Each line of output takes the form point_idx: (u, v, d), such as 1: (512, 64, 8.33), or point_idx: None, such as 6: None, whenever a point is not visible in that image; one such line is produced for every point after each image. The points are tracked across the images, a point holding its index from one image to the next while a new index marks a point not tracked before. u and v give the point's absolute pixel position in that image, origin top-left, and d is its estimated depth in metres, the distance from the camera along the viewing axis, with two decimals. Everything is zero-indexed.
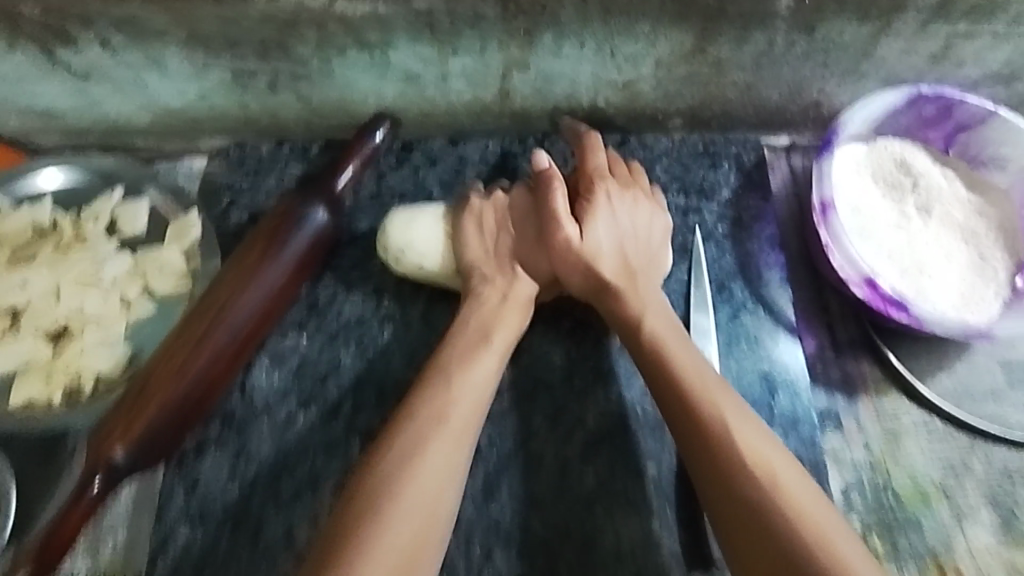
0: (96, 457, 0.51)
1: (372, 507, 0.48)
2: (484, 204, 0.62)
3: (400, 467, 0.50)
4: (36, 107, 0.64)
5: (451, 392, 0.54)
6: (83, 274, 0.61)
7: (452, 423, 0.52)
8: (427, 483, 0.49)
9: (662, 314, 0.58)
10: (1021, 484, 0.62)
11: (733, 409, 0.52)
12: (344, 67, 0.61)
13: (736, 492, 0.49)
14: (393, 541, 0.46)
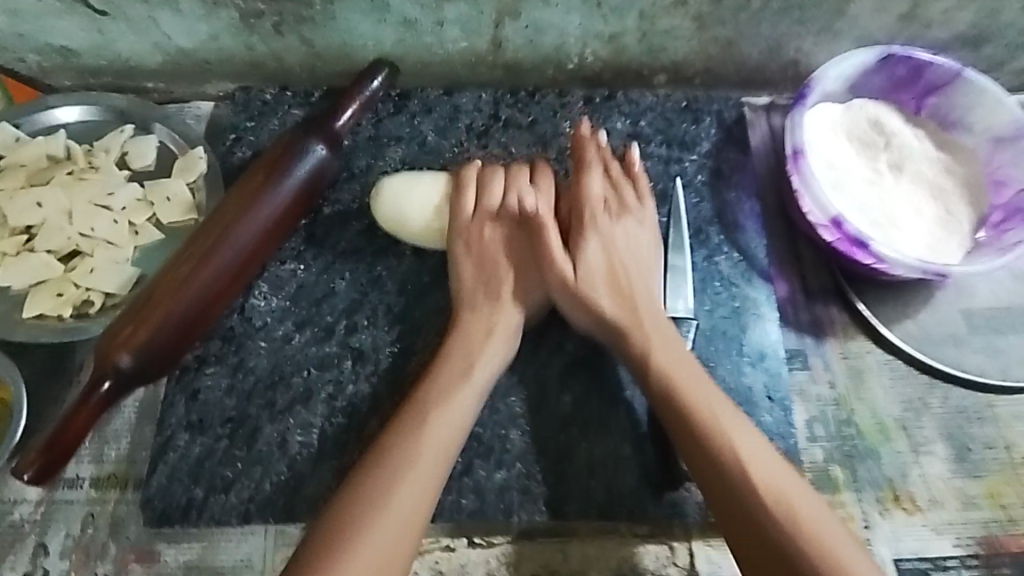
0: (104, 360, 0.55)
1: (378, 477, 0.52)
2: (478, 229, 0.63)
3: (404, 447, 0.54)
4: (53, 44, 0.68)
5: (439, 397, 0.56)
6: (95, 200, 0.65)
7: (455, 404, 0.56)
8: (407, 500, 0.52)
9: (659, 328, 0.59)
10: (975, 420, 0.67)
11: (728, 417, 0.55)
12: (347, 10, 0.65)
13: (727, 489, 0.52)
14: (399, 509, 0.51)
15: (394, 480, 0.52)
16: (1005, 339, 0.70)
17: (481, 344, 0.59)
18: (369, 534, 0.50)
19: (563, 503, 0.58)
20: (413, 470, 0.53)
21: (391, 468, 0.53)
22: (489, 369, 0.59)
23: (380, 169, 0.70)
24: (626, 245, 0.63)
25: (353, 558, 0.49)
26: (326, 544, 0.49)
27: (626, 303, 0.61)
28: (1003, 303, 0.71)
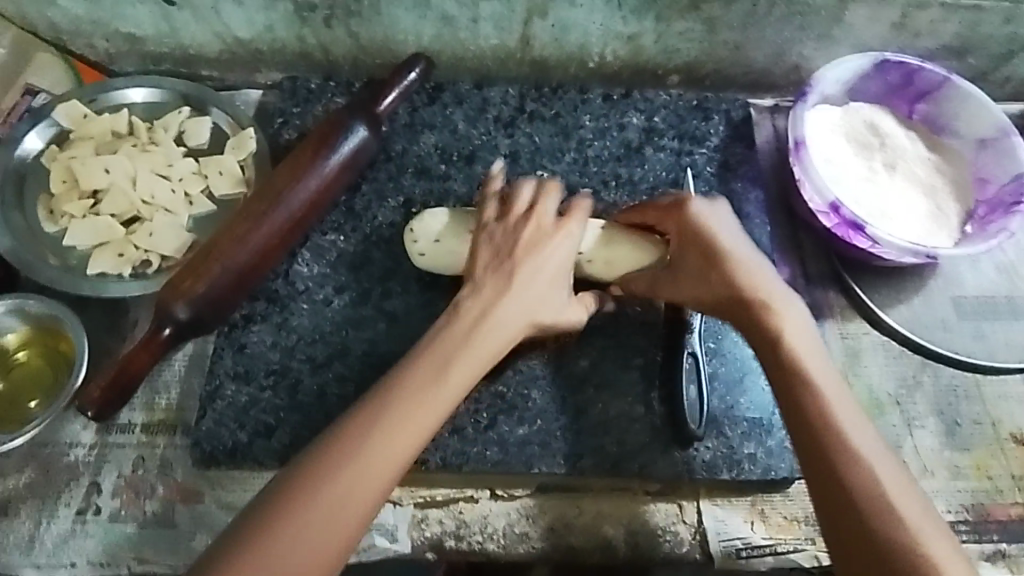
0: (163, 308, 0.61)
1: (385, 409, 0.52)
2: (499, 228, 0.62)
3: (422, 378, 0.54)
4: (122, 31, 0.74)
5: (419, 381, 0.54)
6: (156, 170, 0.71)
7: (430, 394, 0.53)
8: (357, 488, 0.50)
9: (770, 289, 0.59)
10: (963, 398, 0.72)
11: (826, 378, 0.56)
12: (392, 5, 0.71)
13: (810, 437, 0.54)
14: (397, 445, 0.51)
15: (398, 417, 0.52)
16: (991, 325, 0.75)
17: (492, 313, 0.57)
18: (358, 464, 0.50)
19: (580, 457, 0.63)
20: (427, 409, 0.53)
21: (400, 402, 0.53)
22: (474, 367, 0.56)
23: (415, 152, 0.76)
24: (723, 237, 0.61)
25: (340, 483, 0.50)
26: (316, 465, 0.50)
27: (734, 293, 0.59)
28: (989, 293, 0.77)
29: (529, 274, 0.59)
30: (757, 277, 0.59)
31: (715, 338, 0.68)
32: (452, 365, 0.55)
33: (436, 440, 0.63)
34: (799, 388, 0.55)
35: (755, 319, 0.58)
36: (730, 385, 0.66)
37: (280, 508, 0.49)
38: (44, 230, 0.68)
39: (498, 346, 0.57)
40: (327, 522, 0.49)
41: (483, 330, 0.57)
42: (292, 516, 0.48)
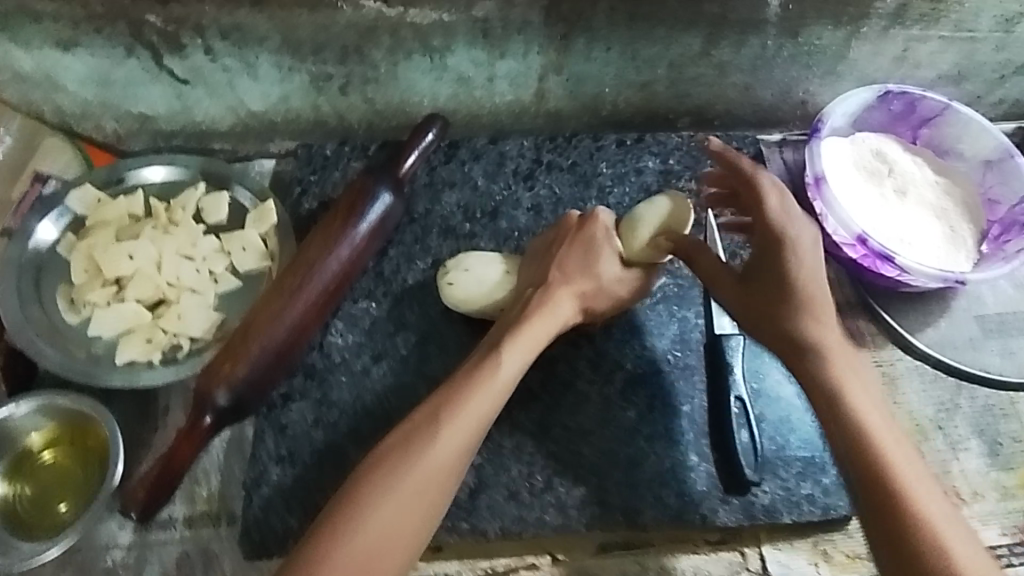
0: (202, 395, 0.59)
1: (431, 418, 0.53)
2: (545, 238, 0.66)
3: (475, 371, 0.56)
4: (134, 111, 0.74)
5: (460, 395, 0.54)
6: (181, 250, 0.70)
7: (470, 404, 0.54)
8: (400, 504, 0.50)
9: (828, 326, 0.56)
10: (1001, 417, 0.72)
11: (882, 419, 0.53)
12: (408, 69, 0.71)
13: (862, 472, 0.50)
14: (449, 448, 0.52)
15: (452, 425, 0.53)
16: (1016, 341, 0.76)
17: (549, 300, 0.60)
18: (411, 475, 0.51)
19: (640, 512, 0.62)
20: (480, 394, 0.55)
21: (454, 405, 0.54)
22: (514, 368, 0.56)
23: (438, 212, 0.76)
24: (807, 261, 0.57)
25: (383, 506, 0.50)
26: (368, 479, 0.51)
27: (795, 318, 0.56)
28: (1010, 308, 0.78)
29: (581, 264, 0.62)
30: (821, 316, 0.56)
31: (757, 379, 0.68)
32: (501, 360, 0.56)
33: (492, 507, 0.61)
34: (855, 424, 0.52)
35: (812, 360, 0.55)
36: (779, 424, 0.66)
37: (330, 530, 0.49)
38: (67, 321, 0.66)
39: (550, 332, 0.59)
40: (381, 537, 0.49)
41: (537, 315, 0.59)
42: (340, 537, 0.49)
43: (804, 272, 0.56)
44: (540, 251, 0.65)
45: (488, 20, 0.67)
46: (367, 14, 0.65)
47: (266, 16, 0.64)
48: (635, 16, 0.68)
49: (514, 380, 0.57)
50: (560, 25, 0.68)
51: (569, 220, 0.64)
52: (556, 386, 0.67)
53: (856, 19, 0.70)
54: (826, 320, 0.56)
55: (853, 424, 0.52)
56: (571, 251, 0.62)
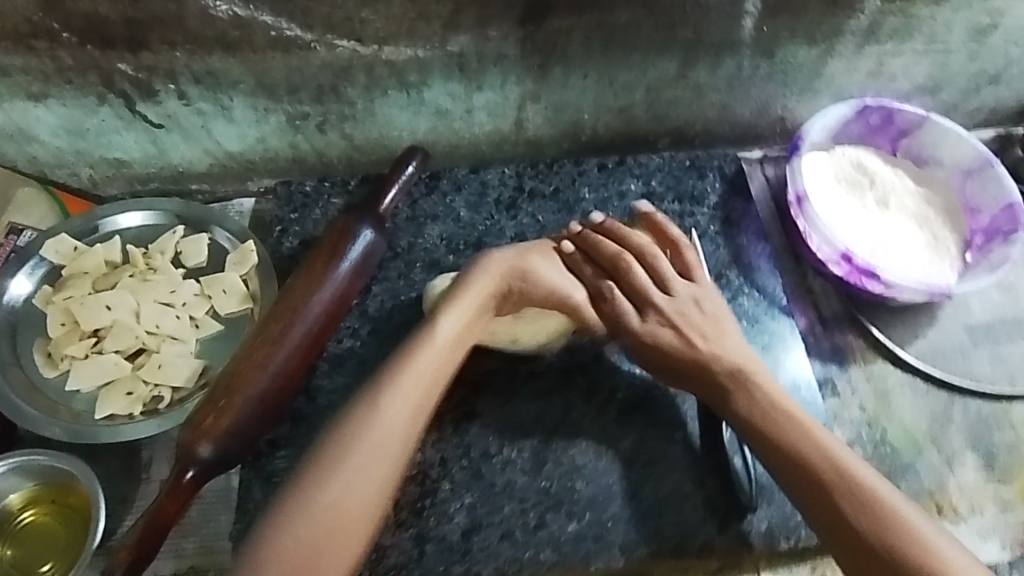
0: (186, 451, 0.57)
1: (382, 388, 0.57)
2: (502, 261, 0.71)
3: (415, 342, 0.60)
4: (109, 157, 0.72)
5: (399, 366, 0.58)
6: (160, 297, 0.68)
7: (409, 372, 0.58)
8: (354, 474, 0.53)
9: (737, 351, 0.62)
10: (994, 427, 0.72)
11: (807, 430, 0.58)
12: (385, 105, 0.70)
13: (805, 489, 0.56)
14: (392, 418, 0.56)
15: (402, 394, 0.57)
16: (1005, 348, 0.76)
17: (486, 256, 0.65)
18: (359, 446, 0.54)
19: (638, 546, 0.61)
20: (419, 359, 0.59)
21: (400, 374, 0.58)
22: (445, 340, 0.60)
23: (421, 246, 0.75)
24: (688, 334, 0.63)
25: (338, 480, 0.53)
26: (321, 458, 0.54)
27: (698, 354, 0.62)
28: (997, 316, 0.78)
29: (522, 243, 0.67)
30: (723, 346, 0.62)
31: None
32: (438, 326, 0.60)
33: (488, 549, 0.60)
34: (780, 447, 0.58)
35: (736, 410, 0.60)
36: None
37: (300, 496, 0.52)
38: (44, 376, 0.65)
39: (478, 298, 0.62)
40: (346, 496, 0.53)
41: (474, 277, 0.63)
42: (311, 501, 0.52)
43: (688, 346, 0.62)
44: None
45: (464, 54, 0.66)
46: (341, 54, 0.64)
47: (238, 60, 0.63)
48: (610, 44, 0.67)
49: (451, 346, 0.60)
50: (537, 55, 0.67)
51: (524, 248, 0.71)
52: (549, 420, 0.66)
53: (829, 38, 0.70)
54: (732, 345, 0.63)
55: (784, 448, 0.57)
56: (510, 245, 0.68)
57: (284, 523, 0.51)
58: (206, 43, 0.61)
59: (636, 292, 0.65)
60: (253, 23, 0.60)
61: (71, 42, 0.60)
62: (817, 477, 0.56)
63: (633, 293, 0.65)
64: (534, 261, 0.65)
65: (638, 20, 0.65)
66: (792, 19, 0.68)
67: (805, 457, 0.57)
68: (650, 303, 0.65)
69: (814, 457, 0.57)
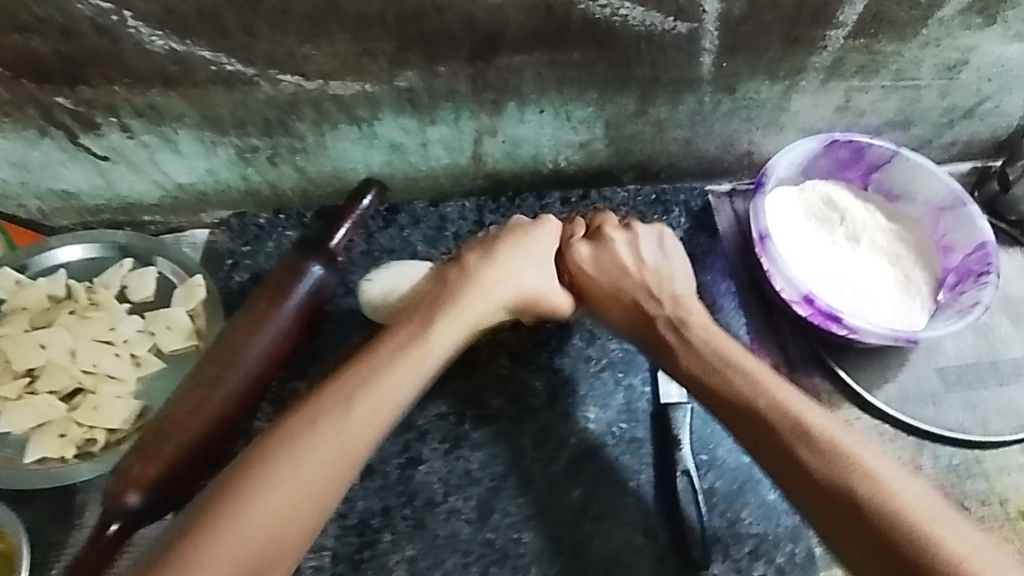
0: (113, 501, 0.56)
1: (349, 373, 0.54)
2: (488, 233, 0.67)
3: (397, 341, 0.57)
4: (57, 189, 0.71)
5: (383, 360, 0.56)
6: (99, 334, 0.66)
7: (396, 369, 0.55)
8: (315, 458, 0.50)
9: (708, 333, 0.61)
10: (966, 476, 0.69)
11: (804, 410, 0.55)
12: (336, 139, 0.68)
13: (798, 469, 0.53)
14: (368, 409, 0.53)
15: (364, 374, 0.55)
16: (978, 392, 0.73)
17: (480, 274, 0.62)
18: (327, 430, 0.51)
19: None
20: (405, 358, 0.56)
21: (365, 359, 0.56)
22: (439, 343, 0.58)
23: None
24: (641, 286, 0.65)
25: (296, 462, 0.50)
26: (285, 437, 0.51)
27: (638, 302, 0.64)
28: (970, 358, 0.75)
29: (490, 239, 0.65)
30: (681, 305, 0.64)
31: (708, 449, 0.65)
32: (432, 326, 0.58)
33: None
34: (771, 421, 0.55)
35: (718, 384, 0.58)
36: (729, 501, 0.63)
37: (248, 489, 0.48)
38: None
39: (474, 307, 0.60)
40: (303, 484, 0.49)
41: (464, 287, 0.61)
42: (253, 492, 0.48)
43: (630, 290, 0.65)
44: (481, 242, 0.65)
45: (413, 90, 0.64)
46: (285, 89, 0.62)
47: (179, 95, 0.61)
48: (564, 80, 0.65)
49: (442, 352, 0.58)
50: (489, 92, 0.65)
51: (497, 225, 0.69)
52: (497, 468, 0.64)
53: (792, 74, 0.68)
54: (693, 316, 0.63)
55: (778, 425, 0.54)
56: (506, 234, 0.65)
57: (223, 510, 0.47)
58: (146, 78, 0.59)
59: (591, 245, 0.67)
60: (193, 59, 0.58)
61: (5, 77, 0.58)
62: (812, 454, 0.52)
63: (592, 246, 0.67)
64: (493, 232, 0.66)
65: (591, 58, 0.64)
66: (752, 56, 0.66)
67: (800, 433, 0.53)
68: (611, 254, 0.66)
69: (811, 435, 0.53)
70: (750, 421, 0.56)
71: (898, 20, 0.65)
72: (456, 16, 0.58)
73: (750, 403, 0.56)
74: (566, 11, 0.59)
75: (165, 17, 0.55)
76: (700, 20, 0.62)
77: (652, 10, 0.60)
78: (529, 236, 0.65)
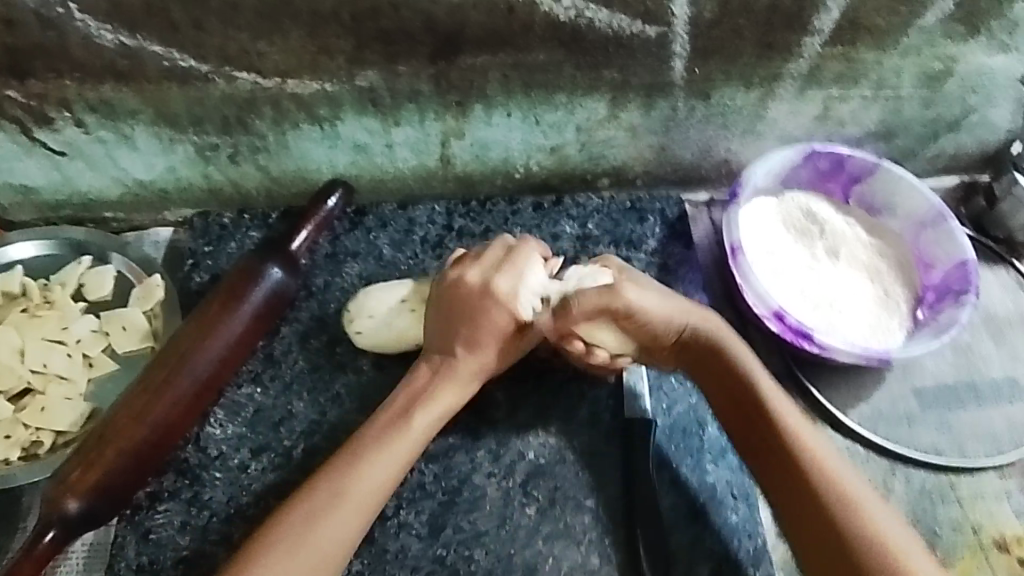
0: (50, 507, 0.53)
1: (361, 447, 0.56)
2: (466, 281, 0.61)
3: (397, 414, 0.59)
4: (14, 183, 0.69)
5: (385, 432, 0.57)
6: (51, 334, 0.65)
7: (397, 440, 0.57)
8: (333, 518, 0.53)
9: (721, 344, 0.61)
10: (939, 501, 0.67)
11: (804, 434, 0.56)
12: (298, 138, 0.67)
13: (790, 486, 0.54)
14: (376, 477, 0.55)
15: (376, 443, 0.57)
16: (955, 414, 0.71)
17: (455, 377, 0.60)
18: (343, 496, 0.54)
19: None
20: (400, 434, 0.57)
21: (374, 430, 0.58)
22: (425, 426, 0.58)
23: (337, 286, 0.71)
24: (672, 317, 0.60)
25: (312, 521, 0.52)
26: (304, 495, 0.54)
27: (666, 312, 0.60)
28: (949, 378, 0.72)
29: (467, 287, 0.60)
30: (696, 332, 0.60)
31: (670, 467, 0.63)
32: (417, 413, 0.58)
33: None
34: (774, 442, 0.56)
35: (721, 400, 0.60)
36: (689, 522, 0.61)
37: (283, 542, 0.51)
38: None
39: (448, 410, 0.59)
40: (317, 542, 0.52)
41: (442, 381, 0.60)
42: (286, 540, 0.51)
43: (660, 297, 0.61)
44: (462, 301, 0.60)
45: (375, 89, 0.63)
46: (242, 86, 0.61)
47: (133, 90, 0.60)
48: (531, 83, 0.64)
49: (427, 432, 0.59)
50: (453, 93, 0.64)
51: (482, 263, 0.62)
52: (451, 482, 0.62)
53: (768, 81, 0.66)
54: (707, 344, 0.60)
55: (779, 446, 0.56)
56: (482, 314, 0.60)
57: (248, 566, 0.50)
58: (96, 73, 0.59)
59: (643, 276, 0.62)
60: (144, 54, 0.58)
61: None
62: (805, 477, 0.54)
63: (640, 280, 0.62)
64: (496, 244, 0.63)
65: (557, 60, 0.62)
66: (725, 62, 0.64)
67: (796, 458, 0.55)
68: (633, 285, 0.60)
69: (806, 460, 0.55)
70: (763, 447, 0.57)
71: (876, 28, 0.63)
72: (414, 15, 0.57)
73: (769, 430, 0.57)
74: (528, 12, 0.58)
75: (112, 10, 0.55)
76: (669, 24, 0.60)
77: (618, 12, 0.59)
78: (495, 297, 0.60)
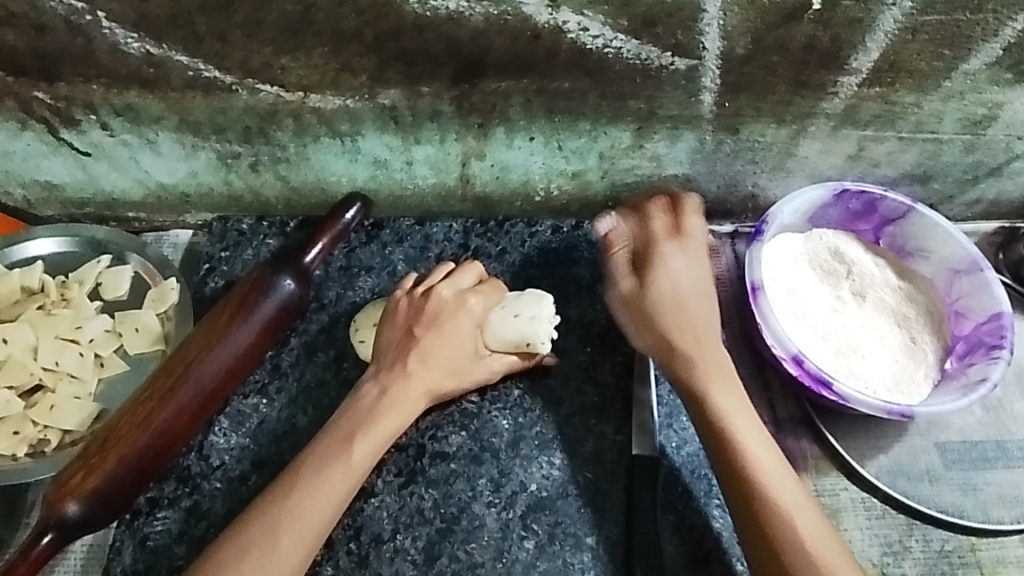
0: (52, 510, 0.54)
1: (311, 472, 0.55)
2: (437, 302, 0.63)
3: (335, 443, 0.57)
4: (39, 179, 0.70)
5: (330, 459, 0.56)
6: (66, 332, 0.66)
7: (337, 468, 0.55)
8: (282, 541, 0.52)
9: (716, 377, 0.59)
10: (958, 565, 0.63)
11: (779, 476, 0.54)
12: (319, 151, 0.67)
13: (757, 530, 0.52)
14: (320, 505, 0.54)
15: (316, 479, 0.55)
16: (980, 474, 0.67)
17: (398, 392, 0.60)
18: (287, 522, 0.52)
19: None
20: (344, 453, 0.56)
21: (320, 458, 0.56)
22: (368, 452, 0.57)
23: (350, 299, 0.71)
24: (636, 321, 0.64)
25: (258, 545, 0.51)
26: (256, 518, 0.53)
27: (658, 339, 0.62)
28: (976, 436, 0.69)
29: (448, 293, 0.63)
30: (704, 370, 0.59)
31: (675, 510, 0.61)
32: (358, 436, 0.57)
33: None
34: (746, 482, 0.54)
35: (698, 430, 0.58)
36: (691, 570, 0.59)
37: (232, 561, 0.50)
38: None
39: (397, 431, 0.59)
40: (265, 566, 0.51)
41: (387, 406, 0.59)
42: (239, 562, 0.50)
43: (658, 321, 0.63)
44: (432, 320, 0.62)
45: (396, 108, 0.62)
46: (264, 98, 0.61)
47: (157, 98, 0.61)
48: (554, 108, 0.63)
49: (369, 463, 0.57)
50: (475, 115, 0.63)
51: (459, 290, 0.64)
52: (450, 510, 0.61)
53: (800, 118, 0.64)
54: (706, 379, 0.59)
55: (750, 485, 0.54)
56: (434, 338, 0.61)
57: None
58: (122, 79, 0.59)
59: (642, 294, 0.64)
60: (169, 63, 0.58)
61: None
62: (774, 521, 0.52)
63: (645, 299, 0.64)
64: (472, 270, 0.66)
65: (581, 88, 0.61)
66: (756, 97, 0.62)
67: (768, 500, 0.53)
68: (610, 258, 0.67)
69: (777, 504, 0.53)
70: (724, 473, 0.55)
71: (917, 71, 0.60)
72: (438, 38, 0.57)
73: (727, 467, 0.55)
74: (555, 39, 0.57)
75: (138, 19, 0.55)
76: (700, 57, 0.59)
77: (647, 43, 0.58)
78: (467, 311, 0.63)
